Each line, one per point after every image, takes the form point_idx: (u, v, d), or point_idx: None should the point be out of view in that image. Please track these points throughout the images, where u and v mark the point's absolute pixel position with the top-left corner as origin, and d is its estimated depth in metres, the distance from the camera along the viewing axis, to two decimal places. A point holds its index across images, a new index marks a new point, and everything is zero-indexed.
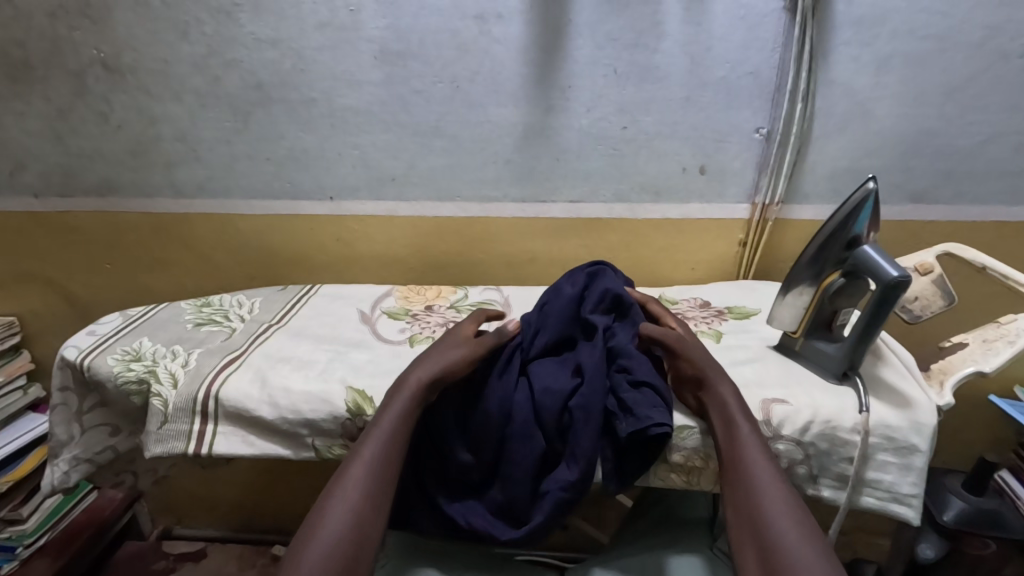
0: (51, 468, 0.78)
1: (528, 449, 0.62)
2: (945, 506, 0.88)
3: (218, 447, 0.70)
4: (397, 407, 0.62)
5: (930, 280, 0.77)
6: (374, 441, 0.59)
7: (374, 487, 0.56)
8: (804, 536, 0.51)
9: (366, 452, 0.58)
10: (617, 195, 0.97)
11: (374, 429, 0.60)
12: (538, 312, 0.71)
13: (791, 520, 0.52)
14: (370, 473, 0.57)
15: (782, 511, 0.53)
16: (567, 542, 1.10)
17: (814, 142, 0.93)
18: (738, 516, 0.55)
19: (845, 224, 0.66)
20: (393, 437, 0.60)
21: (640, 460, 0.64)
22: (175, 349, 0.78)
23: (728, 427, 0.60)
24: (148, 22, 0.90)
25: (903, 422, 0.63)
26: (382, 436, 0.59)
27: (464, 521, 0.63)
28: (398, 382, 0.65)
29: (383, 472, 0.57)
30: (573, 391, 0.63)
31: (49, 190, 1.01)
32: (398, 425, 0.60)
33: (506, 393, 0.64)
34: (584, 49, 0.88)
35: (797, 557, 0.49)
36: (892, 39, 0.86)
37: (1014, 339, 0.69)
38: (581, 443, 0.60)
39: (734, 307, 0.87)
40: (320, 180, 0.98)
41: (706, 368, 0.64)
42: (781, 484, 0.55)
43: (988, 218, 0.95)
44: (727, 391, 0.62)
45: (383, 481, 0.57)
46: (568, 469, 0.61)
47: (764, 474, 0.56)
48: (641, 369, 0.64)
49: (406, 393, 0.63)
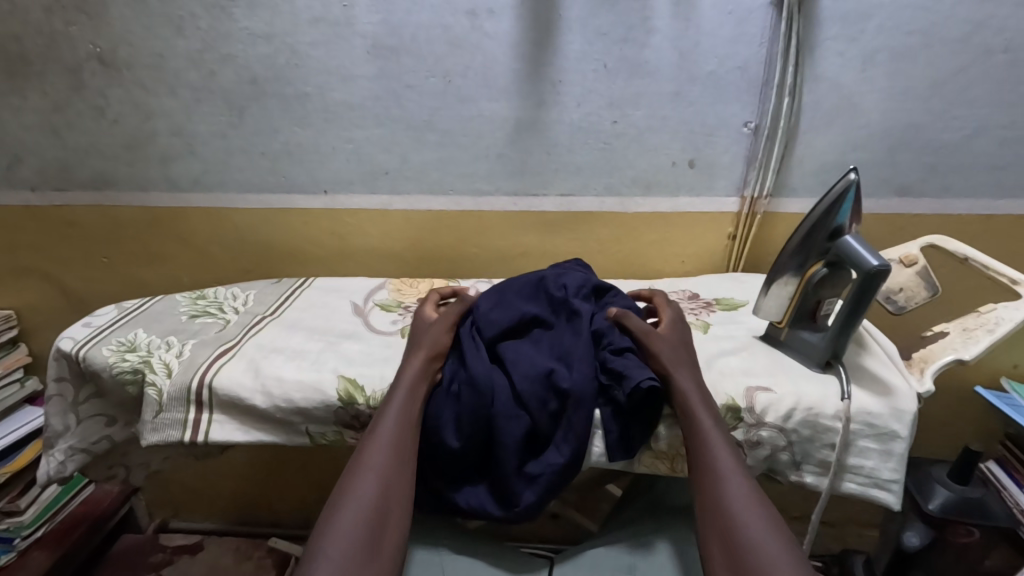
0: (47, 458, 0.79)
1: (517, 430, 0.63)
2: (930, 495, 0.89)
3: (212, 436, 0.71)
4: (407, 385, 0.64)
5: (914, 272, 0.78)
6: (390, 417, 0.61)
7: (397, 458, 0.59)
8: (772, 530, 0.52)
9: (385, 430, 0.60)
10: (607, 189, 0.98)
11: (389, 408, 0.62)
12: (515, 297, 0.74)
13: (757, 513, 0.53)
14: (390, 447, 0.59)
15: (750, 507, 0.54)
16: (559, 532, 1.12)
17: (802, 136, 0.94)
18: (705, 512, 0.55)
19: (827, 215, 0.67)
20: (406, 413, 0.62)
21: (644, 426, 0.65)
22: (170, 340, 0.80)
23: (695, 424, 0.60)
24: (143, 17, 0.91)
25: (883, 409, 0.64)
26: (397, 413, 0.62)
27: (463, 503, 0.65)
28: (403, 362, 0.67)
29: (403, 448, 0.60)
30: (562, 373, 0.64)
31: (46, 184, 1.02)
32: (409, 401, 0.63)
33: (495, 378, 0.65)
34: (574, 45, 0.89)
35: (766, 552, 0.50)
36: (878, 35, 0.87)
37: (993, 328, 0.70)
38: (575, 423, 0.63)
39: (723, 298, 0.88)
40: (314, 173, 0.99)
41: (676, 359, 0.66)
42: (747, 480, 0.56)
43: (973, 212, 0.96)
44: (692, 388, 0.63)
45: (404, 455, 0.59)
46: (559, 450, 0.63)
47: (729, 471, 0.57)
48: (619, 337, 0.68)
49: (409, 372, 0.65)
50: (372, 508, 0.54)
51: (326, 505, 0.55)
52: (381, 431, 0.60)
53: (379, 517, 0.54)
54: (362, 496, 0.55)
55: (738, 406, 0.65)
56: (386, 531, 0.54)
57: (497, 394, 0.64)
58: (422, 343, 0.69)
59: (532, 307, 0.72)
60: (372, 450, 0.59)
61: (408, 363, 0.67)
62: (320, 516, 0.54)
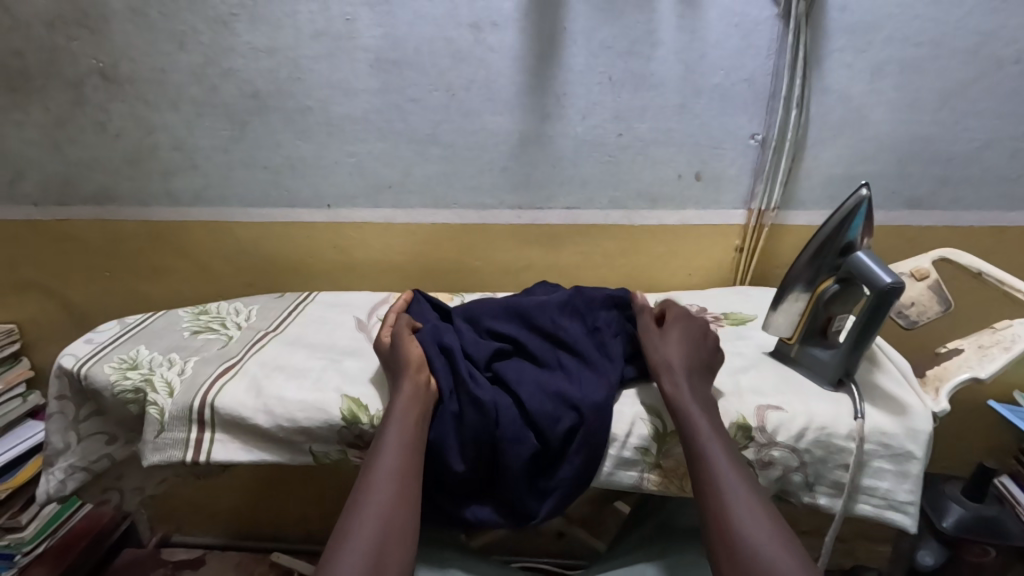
0: (46, 476, 0.78)
1: (526, 446, 0.62)
2: (944, 512, 0.88)
3: (214, 455, 0.70)
4: (410, 411, 0.62)
5: (926, 286, 0.77)
6: (390, 448, 0.58)
7: (397, 488, 0.56)
8: (784, 539, 0.49)
9: (385, 459, 0.58)
10: (613, 202, 0.97)
11: (391, 435, 0.59)
12: (503, 316, 0.73)
13: (756, 503, 0.52)
14: (389, 478, 0.56)
15: (760, 521, 0.50)
16: (561, 548, 1.10)
17: (809, 148, 0.93)
18: (718, 543, 0.51)
19: (839, 230, 0.66)
20: (406, 443, 0.59)
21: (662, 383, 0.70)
22: (172, 357, 0.79)
23: (703, 447, 0.57)
24: (146, 33, 0.90)
25: (898, 429, 0.62)
26: (397, 442, 0.59)
27: (471, 517, 0.64)
28: (401, 382, 0.64)
29: (405, 477, 0.57)
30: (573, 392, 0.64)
31: (48, 199, 1.02)
32: (407, 432, 0.60)
33: (501, 402, 0.63)
34: (579, 57, 0.89)
35: (757, 536, 0.49)
36: (886, 46, 0.86)
37: (1009, 345, 0.68)
38: (591, 437, 0.62)
39: (731, 313, 0.87)
40: (318, 188, 0.98)
41: (677, 365, 0.64)
42: (739, 467, 0.55)
43: (984, 224, 0.95)
44: (698, 408, 0.60)
45: (405, 485, 0.56)
46: (570, 464, 0.63)
47: (733, 483, 0.53)
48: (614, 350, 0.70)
49: (411, 396, 0.63)
50: (375, 546, 0.51)
51: (328, 544, 0.51)
52: (383, 462, 0.57)
53: (380, 553, 0.50)
54: (362, 531, 0.52)
55: (749, 425, 0.64)
56: (389, 566, 0.50)
57: (503, 420, 0.62)
58: (419, 362, 0.66)
59: (508, 328, 0.72)
60: (374, 482, 0.56)
61: (409, 385, 0.64)
62: (322, 555, 0.50)
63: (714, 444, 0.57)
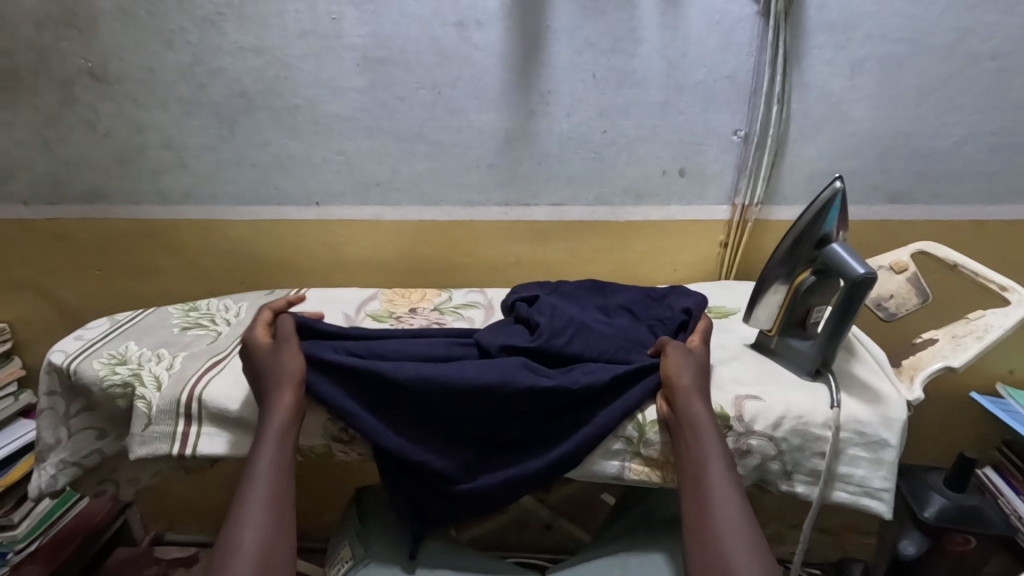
0: (38, 472, 0.79)
1: (540, 384, 0.63)
2: (926, 502, 0.89)
3: (201, 448, 0.71)
4: (280, 427, 0.61)
5: (904, 278, 0.78)
6: (263, 471, 0.59)
7: (272, 512, 0.57)
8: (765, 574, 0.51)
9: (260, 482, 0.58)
10: (598, 199, 0.98)
11: (262, 455, 0.60)
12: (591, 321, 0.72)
13: (749, 538, 0.53)
14: (263, 500, 0.57)
15: (748, 556, 0.52)
16: (553, 543, 1.12)
17: (791, 144, 0.94)
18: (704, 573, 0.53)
19: (815, 221, 0.67)
20: (279, 463, 0.60)
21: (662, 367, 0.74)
22: (160, 353, 0.79)
23: (705, 473, 0.58)
24: (134, 32, 0.91)
25: (873, 417, 0.64)
26: (270, 462, 0.60)
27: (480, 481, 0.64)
28: (264, 403, 0.63)
29: (279, 498, 0.58)
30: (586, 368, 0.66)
31: (39, 198, 1.03)
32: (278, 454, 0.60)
33: (500, 364, 0.64)
34: (562, 54, 0.90)
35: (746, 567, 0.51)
36: (865, 42, 0.88)
37: (982, 335, 0.70)
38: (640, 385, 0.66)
39: (714, 306, 0.89)
40: (306, 186, 0.99)
41: (687, 381, 0.63)
42: (739, 497, 0.57)
43: (964, 217, 0.96)
44: (712, 430, 0.60)
45: (279, 506, 0.58)
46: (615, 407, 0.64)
47: (728, 513, 0.55)
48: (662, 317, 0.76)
49: (282, 415, 0.62)
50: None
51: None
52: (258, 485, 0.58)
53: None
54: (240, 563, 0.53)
55: (727, 414, 0.65)
56: None
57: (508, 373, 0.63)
58: (289, 374, 0.64)
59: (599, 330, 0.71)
60: (240, 514, 0.56)
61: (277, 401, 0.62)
62: None
63: (717, 472, 0.58)
